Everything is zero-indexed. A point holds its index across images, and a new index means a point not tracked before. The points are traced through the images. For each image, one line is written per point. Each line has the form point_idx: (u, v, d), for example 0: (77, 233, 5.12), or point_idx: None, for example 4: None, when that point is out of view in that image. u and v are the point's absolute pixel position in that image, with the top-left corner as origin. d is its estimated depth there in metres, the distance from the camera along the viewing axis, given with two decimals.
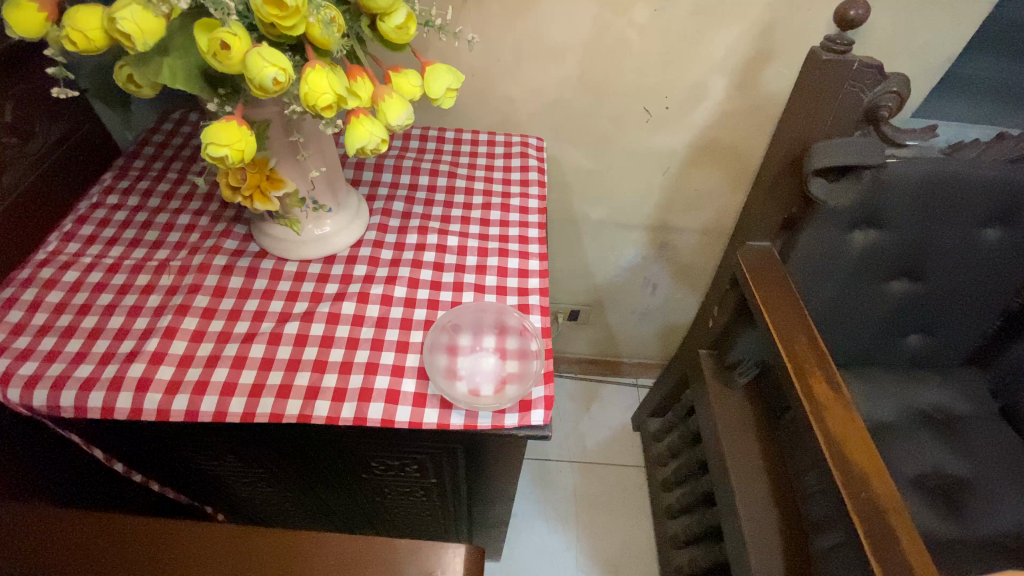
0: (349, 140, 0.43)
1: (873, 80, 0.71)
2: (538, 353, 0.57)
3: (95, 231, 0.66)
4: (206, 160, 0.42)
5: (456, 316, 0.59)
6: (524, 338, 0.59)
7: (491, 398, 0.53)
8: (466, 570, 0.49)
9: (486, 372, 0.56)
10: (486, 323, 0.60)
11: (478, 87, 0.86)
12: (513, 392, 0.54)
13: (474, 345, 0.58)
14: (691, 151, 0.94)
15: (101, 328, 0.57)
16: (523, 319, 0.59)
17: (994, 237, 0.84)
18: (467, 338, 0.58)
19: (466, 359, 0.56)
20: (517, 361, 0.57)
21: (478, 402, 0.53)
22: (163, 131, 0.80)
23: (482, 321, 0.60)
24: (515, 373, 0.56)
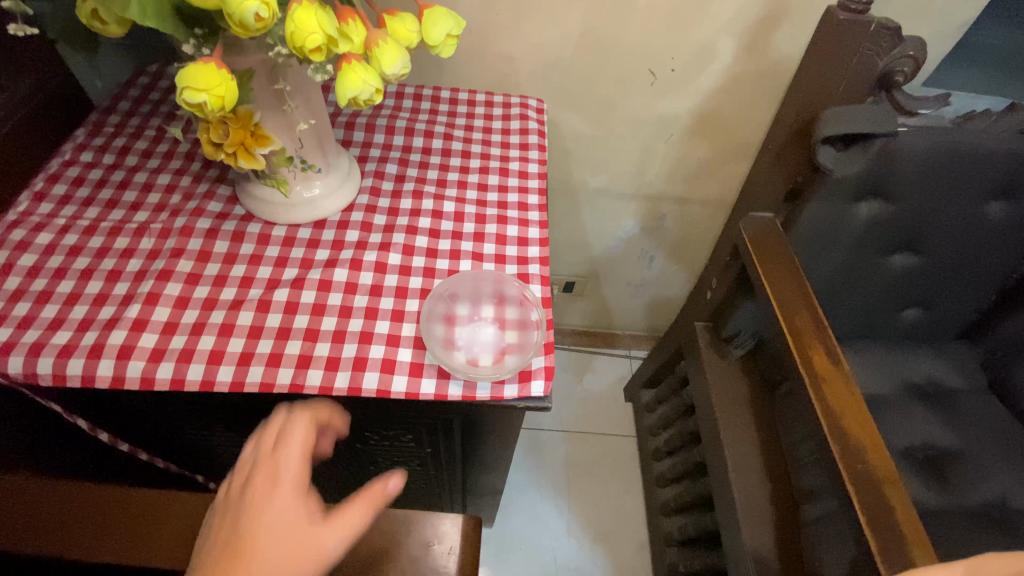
0: (340, 89, 0.40)
1: (890, 42, 0.67)
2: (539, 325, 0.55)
3: (69, 191, 0.63)
4: (182, 106, 0.38)
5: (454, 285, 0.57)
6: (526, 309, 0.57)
7: (488, 370, 0.52)
8: (464, 537, 0.50)
9: (485, 342, 0.54)
10: (485, 292, 0.58)
11: (475, 44, 0.81)
12: (512, 363, 0.52)
13: (473, 314, 0.56)
14: (696, 118, 0.90)
15: (79, 293, 0.54)
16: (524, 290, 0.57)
17: (998, 211, 0.82)
18: (467, 306, 0.56)
19: (465, 327, 0.55)
20: (516, 332, 0.55)
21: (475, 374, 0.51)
22: (139, 85, 0.75)
23: (480, 290, 0.57)
24: (515, 344, 0.54)
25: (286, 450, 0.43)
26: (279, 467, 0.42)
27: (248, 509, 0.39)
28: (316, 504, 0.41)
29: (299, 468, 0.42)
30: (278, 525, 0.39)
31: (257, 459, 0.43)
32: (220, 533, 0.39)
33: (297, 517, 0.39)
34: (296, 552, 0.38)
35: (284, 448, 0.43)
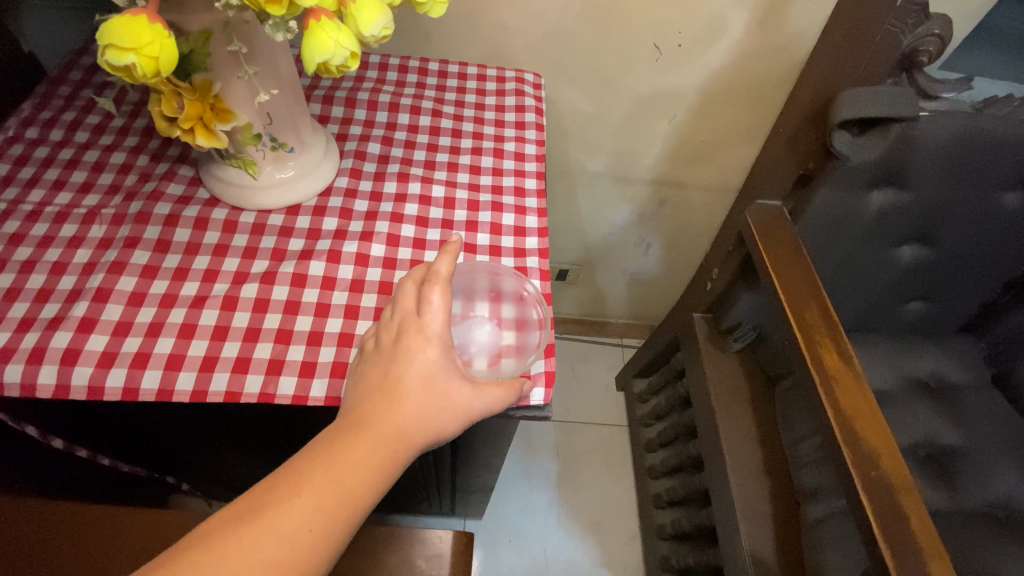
0: (308, 53, 0.34)
1: (915, 20, 0.62)
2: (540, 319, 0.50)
3: (10, 171, 0.56)
4: (105, 67, 0.32)
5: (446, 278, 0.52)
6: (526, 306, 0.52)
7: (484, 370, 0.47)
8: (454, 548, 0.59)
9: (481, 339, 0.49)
10: (478, 288, 0.52)
11: (468, 11, 0.75)
12: (508, 367, 0.47)
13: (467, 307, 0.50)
14: (701, 97, 0.85)
15: (19, 288, 0.48)
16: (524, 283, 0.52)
17: (1015, 202, 0.79)
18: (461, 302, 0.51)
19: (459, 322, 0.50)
20: (514, 332, 0.50)
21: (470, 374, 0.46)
22: (93, 52, 0.67)
23: (473, 286, 0.52)
24: (514, 342, 0.49)
25: (433, 300, 0.41)
26: (427, 323, 0.41)
27: (403, 356, 0.40)
28: (458, 364, 0.41)
29: (445, 327, 0.41)
30: (428, 376, 0.39)
31: (404, 304, 0.42)
32: (376, 370, 0.40)
33: (442, 371, 0.40)
34: (440, 400, 0.39)
35: (430, 303, 0.41)
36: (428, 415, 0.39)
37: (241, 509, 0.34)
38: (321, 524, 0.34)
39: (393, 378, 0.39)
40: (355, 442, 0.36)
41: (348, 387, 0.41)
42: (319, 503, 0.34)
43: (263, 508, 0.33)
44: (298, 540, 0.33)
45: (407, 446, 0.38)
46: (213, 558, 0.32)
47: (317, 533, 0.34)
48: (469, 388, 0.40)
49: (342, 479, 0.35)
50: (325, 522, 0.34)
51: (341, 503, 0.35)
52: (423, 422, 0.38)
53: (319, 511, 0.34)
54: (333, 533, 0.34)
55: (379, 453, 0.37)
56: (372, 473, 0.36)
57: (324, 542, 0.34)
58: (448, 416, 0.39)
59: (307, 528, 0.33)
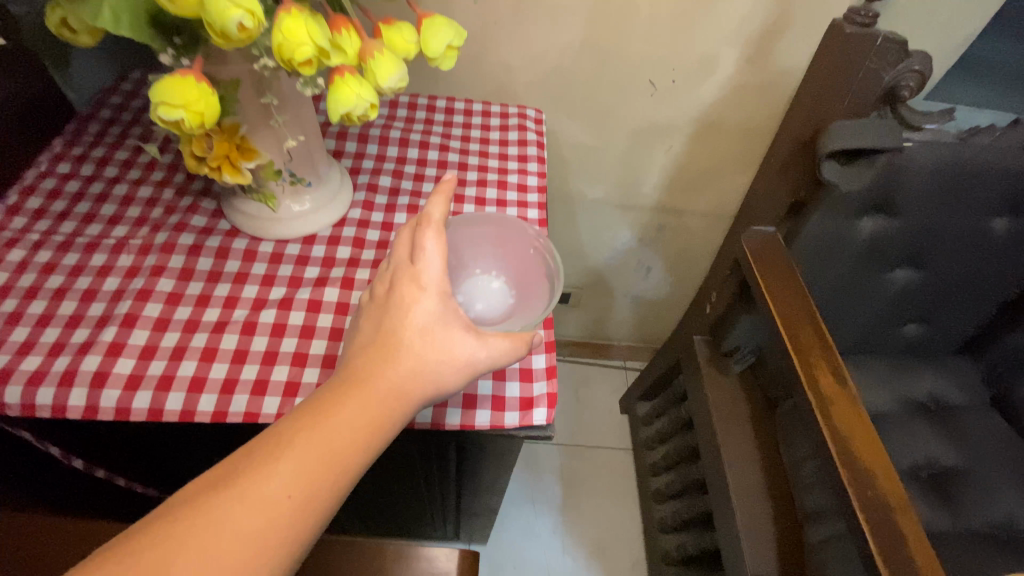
0: (332, 105, 0.37)
1: (896, 56, 0.65)
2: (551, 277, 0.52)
3: (44, 204, 0.59)
4: (158, 123, 0.36)
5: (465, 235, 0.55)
6: (538, 263, 0.55)
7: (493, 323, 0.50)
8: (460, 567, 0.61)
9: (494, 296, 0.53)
10: (488, 238, 0.56)
11: (473, 52, 0.79)
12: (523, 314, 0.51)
13: (481, 263, 0.55)
14: (696, 128, 0.89)
15: (51, 315, 0.51)
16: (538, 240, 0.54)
17: (1002, 227, 0.81)
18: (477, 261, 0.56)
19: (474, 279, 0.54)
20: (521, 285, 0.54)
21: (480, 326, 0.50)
22: (122, 92, 0.72)
23: (483, 237, 0.56)
24: (524, 301, 0.53)
25: (429, 248, 0.40)
26: (423, 274, 0.40)
27: (398, 311, 0.39)
28: (459, 314, 0.40)
29: (443, 276, 0.40)
30: (423, 329, 0.38)
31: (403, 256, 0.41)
32: (371, 329, 0.39)
33: (439, 322, 0.38)
34: (440, 354, 0.38)
35: (427, 250, 0.40)
36: (423, 372, 0.37)
37: (220, 475, 0.32)
38: (305, 487, 0.32)
39: (385, 335, 0.38)
40: (343, 405, 0.35)
41: (346, 344, 0.40)
42: (303, 465, 0.33)
43: (245, 470, 0.32)
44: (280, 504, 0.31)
45: (399, 407, 0.36)
46: (188, 522, 0.30)
47: (295, 501, 0.32)
48: (474, 340, 0.39)
49: (329, 442, 0.34)
50: (310, 487, 0.32)
51: (323, 467, 0.33)
52: (420, 378, 0.37)
53: (304, 473, 0.32)
54: (319, 497, 0.33)
55: (371, 412, 0.35)
56: (362, 435, 0.35)
57: (308, 508, 0.32)
58: (450, 369, 0.38)
59: (287, 493, 0.32)
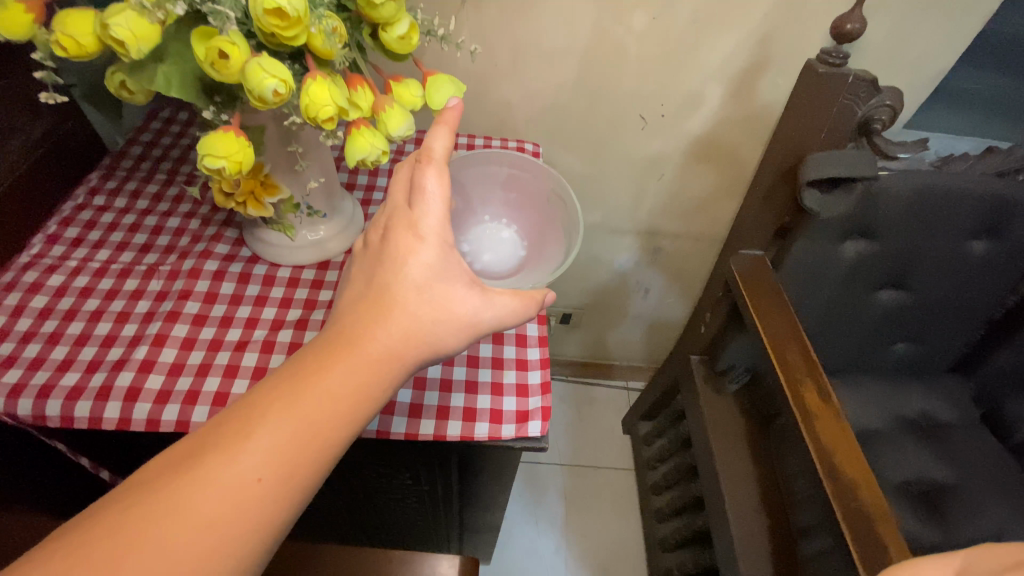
0: (349, 152, 0.42)
1: (867, 92, 0.70)
2: (567, 224, 0.58)
3: (81, 233, 0.65)
4: (201, 170, 0.41)
5: (478, 181, 0.60)
6: (550, 210, 0.61)
7: (509, 271, 0.55)
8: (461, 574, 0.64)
9: (507, 246, 0.58)
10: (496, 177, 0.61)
11: (475, 90, 0.85)
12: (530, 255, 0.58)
13: (489, 209, 0.61)
14: (686, 158, 0.94)
15: (88, 335, 0.56)
16: (551, 184, 0.59)
17: (982, 249, 0.85)
18: (489, 209, 0.61)
19: (487, 230, 0.59)
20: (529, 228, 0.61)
21: (495, 276, 0.55)
22: (151, 130, 0.78)
23: (490, 175, 0.61)
24: (537, 251, 0.59)
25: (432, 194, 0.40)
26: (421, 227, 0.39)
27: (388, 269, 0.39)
28: (461, 267, 0.40)
29: (445, 226, 0.40)
30: (418, 288, 0.38)
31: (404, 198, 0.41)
32: (362, 293, 0.39)
33: (435, 280, 0.38)
34: (437, 312, 0.38)
35: (429, 193, 0.39)
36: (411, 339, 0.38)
37: (192, 450, 0.34)
38: (290, 456, 0.34)
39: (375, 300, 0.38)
40: (330, 372, 0.36)
41: (340, 296, 0.41)
42: (281, 439, 0.34)
43: (230, 437, 0.34)
44: (264, 471, 0.33)
45: (386, 375, 0.37)
46: (176, 488, 0.32)
47: (266, 482, 0.33)
48: (475, 295, 0.39)
49: (312, 411, 0.35)
50: (294, 455, 0.34)
51: (300, 445, 0.34)
52: (412, 340, 0.38)
53: (289, 441, 0.34)
54: (296, 475, 0.34)
55: (360, 379, 0.36)
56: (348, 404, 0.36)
57: (285, 481, 0.34)
58: (448, 320, 0.38)
59: (260, 472, 0.33)
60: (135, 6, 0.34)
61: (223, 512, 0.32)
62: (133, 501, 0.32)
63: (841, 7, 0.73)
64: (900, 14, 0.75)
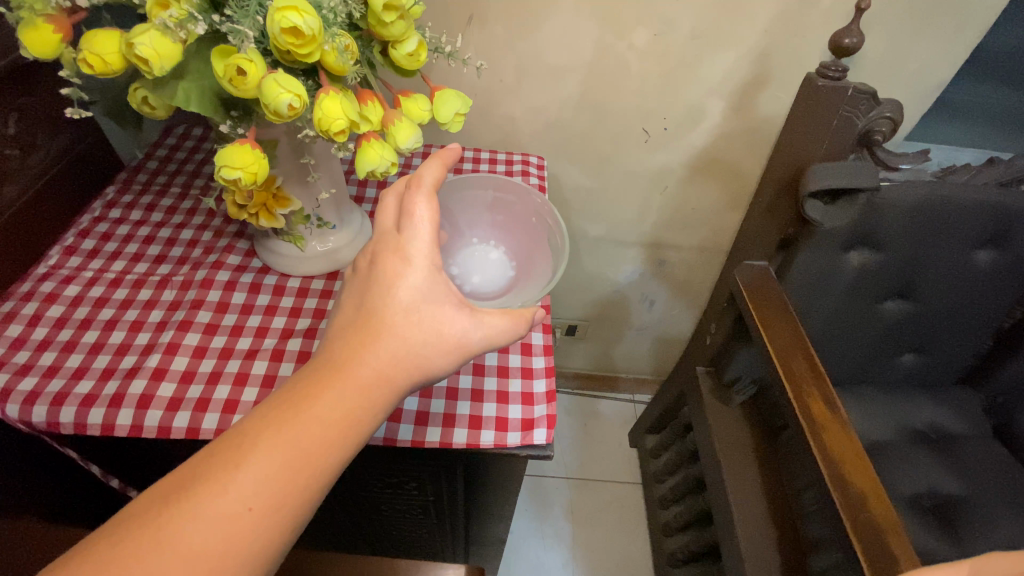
0: (359, 163, 0.43)
1: (867, 105, 0.72)
2: (552, 236, 0.59)
3: (97, 245, 0.67)
4: (219, 182, 0.42)
5: (465, 207, 0.63)
6: (536, 229, 0.62)
7: (497, 292, 0.56)
8: None
9: (496, 267, 0.60)
10: (482, 201, 0.64)
11: (481, 106, 0.87)
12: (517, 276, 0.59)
13: (476, 232, 0.63)
14: (688, 170, 0.95)
15: (102, 343, 0.57)
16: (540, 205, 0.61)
17: (987, 259, 0.85)
18: (477, 234, 0.63)
19: (475, 253, 0.60)
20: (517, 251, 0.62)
21: (483, 295, 0.56)
22: (167, 145, 0.80)
23: (478, 199, 0.64)
24: (525, 267, 0.60)
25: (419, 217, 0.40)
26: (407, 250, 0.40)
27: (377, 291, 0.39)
28: (448, 290, 0.40)
29: (431, 248, 0.40)
30: (406, 309, 0.38)
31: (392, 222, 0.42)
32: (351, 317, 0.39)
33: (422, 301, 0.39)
34: (428, 334, 0.38)
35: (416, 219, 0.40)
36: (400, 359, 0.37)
37: (182, 480, 0.33)
38: (282, 484, 0.33)
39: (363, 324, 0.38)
40: (319, 397, 0.36)
41: (333, 317, 0.41)
42: (270, 469, 0.33)
43: (219, 468, 0.33)
44: (257, 500, 0.33)
45: (375, 396, 0.37)
46: (169, 522, 0.32)
47: (257, 513, 0.33)
48: (464, 316, 0.39)
49: (302, 438, 0.34)
50: (286, 482, 0.34)
51: (292, 473, 0.34)
52: (405, 361, 0.38)
53: (281, 469, 0.34)
54: (287, 505, 0.34)
55: (351, 406, 0.36)
56: (339, 428, 0.35)
57: (275, 512, 0.33)
58: (438, 344, 0.38)
59: (250, 503, 0.33)
60: (158, 26, 0.36)
61: (216, 543, 0.32)
62: (125, 537, 0.32)
63: (839, 21, 0.75)
64: (896, 29, 0.77)
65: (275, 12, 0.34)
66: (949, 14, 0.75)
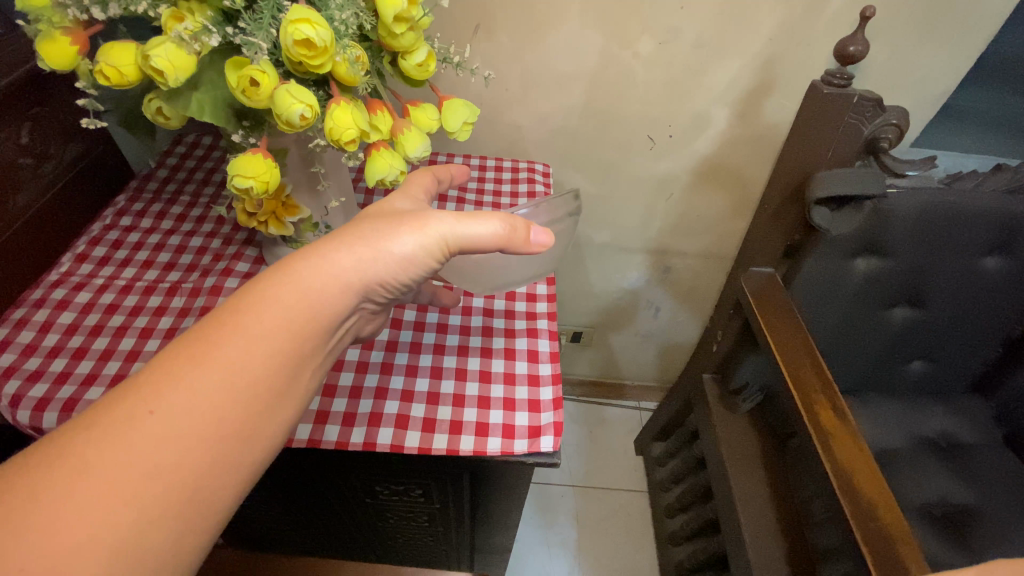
0: (369, 172, 0.44)
1: (873, 112, 0.71)
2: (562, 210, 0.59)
3: (108, 253, 0.67)
4: (231, 190, 0.43)
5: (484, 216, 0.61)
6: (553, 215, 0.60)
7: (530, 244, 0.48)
8: None
9: None
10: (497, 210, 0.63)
11: (486, 114, 0.88)
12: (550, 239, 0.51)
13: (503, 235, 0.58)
14: (693, 177, 0.95)
15: (113, 350, 0.57)
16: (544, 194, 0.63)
17: (995, 266, 0.84)
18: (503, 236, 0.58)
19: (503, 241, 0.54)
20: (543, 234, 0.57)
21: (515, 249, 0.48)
22: (177, 154, 0.81)
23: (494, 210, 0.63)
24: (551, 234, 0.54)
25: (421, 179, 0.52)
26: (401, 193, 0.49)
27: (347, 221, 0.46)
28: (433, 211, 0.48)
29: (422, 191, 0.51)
30: (344, 236, 0.43)
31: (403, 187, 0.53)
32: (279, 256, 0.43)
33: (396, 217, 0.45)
34: (355, 253, 0.43)
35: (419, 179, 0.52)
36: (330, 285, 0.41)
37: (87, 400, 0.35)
38: (210, 393, 0.35)
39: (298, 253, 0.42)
40: (247, 317, 0.38)
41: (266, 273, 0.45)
42: (178, 375, 0.35)
43: (143, 379, 0.35)
44: (182, 404, 0.34)
45: (304, 321, 0.40)
46: (84, 433, 0.32)
47: (157, 414, 0.34)
48: (449, 214, 0.45)
49: (233, 355, 0.37)
50: (212, 402, 0.35)
51: (200, 377, 0.35)
52: (324, 277, 0.41)
53: (191, 371, 0.35)
54: (191, 409, 0.34)
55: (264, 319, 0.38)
56: (268, 349, 0.38)
57: (178, 414, 0.34)
58: (422, 240, 0.44)
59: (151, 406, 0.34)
60: (173, 38, 0.36)
61: (137, 451, 0.32)
62: (38, 458, 0.32)
63: (844, 30, 0.75)
64: (901, 37, 0.77)
65: (288, 24, 0.35)
66: (954, 22, 0.75)
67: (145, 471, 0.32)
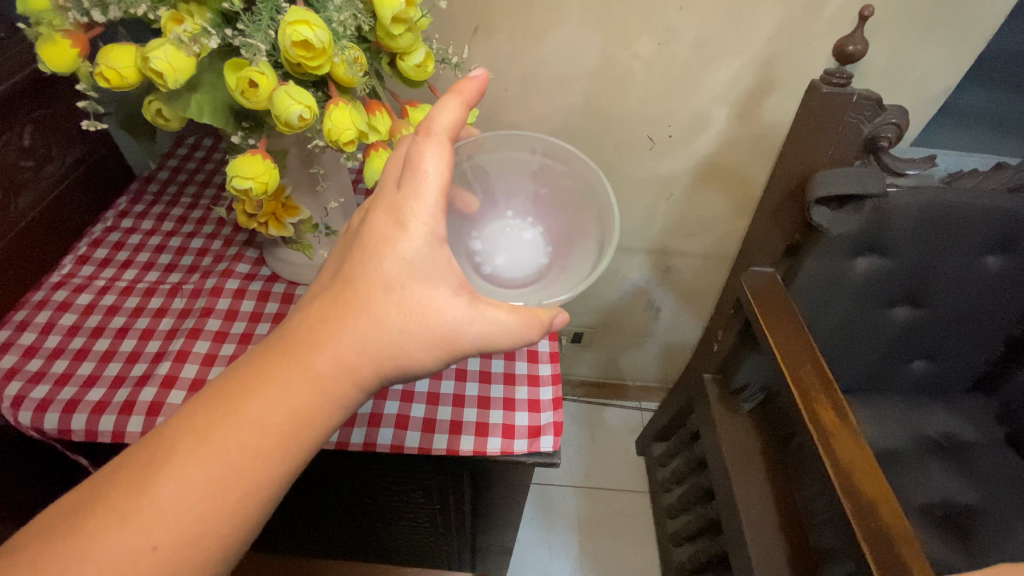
0: (367, 173, 0.44)
1: (872, 111, 0.71)
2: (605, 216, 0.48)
3: (109, 254, 0.68)
4: (231, 192, 0.43)
5: (505, 175, 0.51)
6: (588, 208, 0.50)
7: (521, 279, 0.47)
8: None
9: (528, 251, 0.49)
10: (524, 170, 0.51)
11: (486, 115, 0.88)
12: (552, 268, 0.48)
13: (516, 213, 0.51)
14: (694, 177, 0.95)
15: (114, 351, 0.58)
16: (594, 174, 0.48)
17: (996, 265, 0.84)
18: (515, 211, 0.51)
19: (507, 231, 0.49)
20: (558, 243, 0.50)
21: (507, 280, 0.47)
22: (178, 156, 0.82)
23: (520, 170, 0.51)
24: (564, 253, 0.49)
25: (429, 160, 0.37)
26: (406, 207, 0.38)
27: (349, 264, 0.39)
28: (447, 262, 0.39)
29: (438, 194, 0.38)
30: (361, 331, 0.37)
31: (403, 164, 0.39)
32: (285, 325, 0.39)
33: (406, 280, 0.38)
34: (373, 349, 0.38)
35: (426, 165, 0.37)
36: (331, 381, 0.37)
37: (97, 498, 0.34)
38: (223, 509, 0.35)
39: (303, 330, 0.38)
40: (245, 416, 0.36)
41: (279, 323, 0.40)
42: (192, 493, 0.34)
43: (154, 495, 0.34)
44: (195, 523, 0.34)
45: (301, 425, 0.37)
46: (95, 556, 0.32)
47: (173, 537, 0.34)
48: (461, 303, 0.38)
49: (222, 461, 0.35)
50: (202, 509, 0.34)
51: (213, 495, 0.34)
52: (345, 374, 0.37)
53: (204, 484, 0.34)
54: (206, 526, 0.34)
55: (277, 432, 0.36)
56: (271, 458, 0.36)
57: (193, 533, 0.34)
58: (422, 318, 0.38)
59: (169, 526, 0.34)
60: (173, 40, 0.36)
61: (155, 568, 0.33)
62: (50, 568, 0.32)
63: (843, 29, 0.75)
64: (900, 36, 0.77)
65: (287, 26, 0.35)
66: (953, 21, 0.75)
67: (131, 572, 0.33)
